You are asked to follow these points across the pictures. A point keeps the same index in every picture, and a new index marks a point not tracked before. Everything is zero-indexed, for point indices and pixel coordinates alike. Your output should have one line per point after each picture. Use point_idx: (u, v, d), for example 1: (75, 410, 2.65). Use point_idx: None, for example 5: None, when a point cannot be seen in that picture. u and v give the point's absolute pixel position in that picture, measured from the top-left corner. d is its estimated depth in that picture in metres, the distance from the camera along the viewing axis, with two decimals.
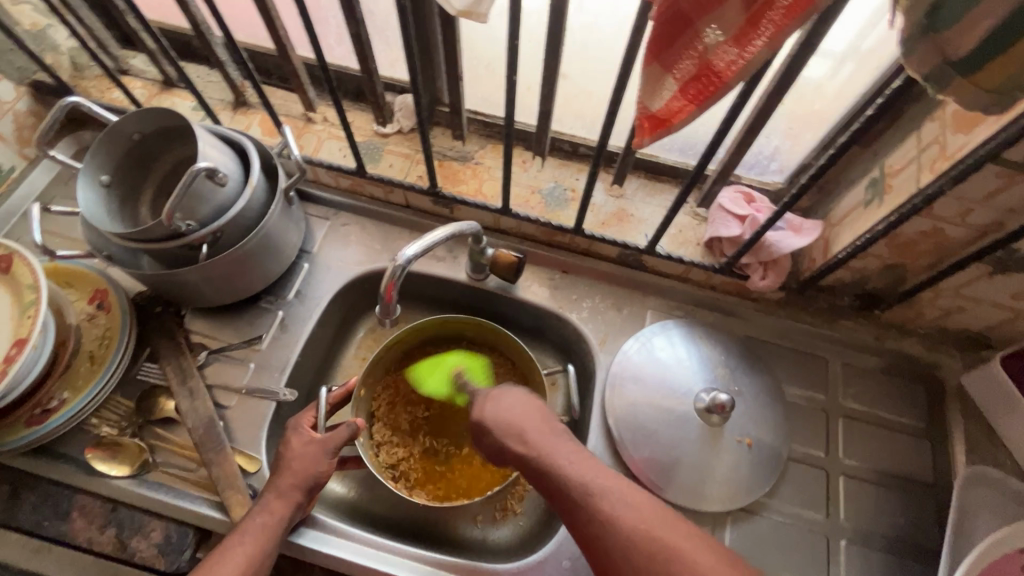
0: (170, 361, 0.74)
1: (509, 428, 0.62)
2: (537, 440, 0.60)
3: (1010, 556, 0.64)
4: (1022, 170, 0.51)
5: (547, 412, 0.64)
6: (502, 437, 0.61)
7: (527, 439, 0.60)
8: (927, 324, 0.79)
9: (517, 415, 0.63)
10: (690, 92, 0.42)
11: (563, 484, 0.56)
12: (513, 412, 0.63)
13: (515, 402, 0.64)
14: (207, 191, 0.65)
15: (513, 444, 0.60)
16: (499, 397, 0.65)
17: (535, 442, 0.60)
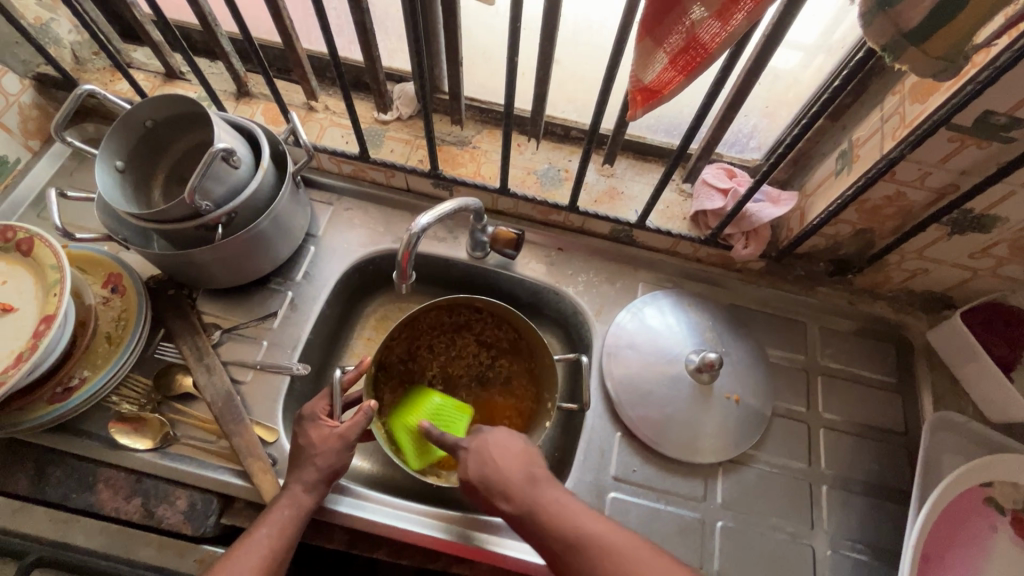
0: (186, 340, 0.77)
1: (487, 471, 0.62)
2: (519, 484, 0.61)
3: (972, 489, 0.71)
4: (972, 134, 0.57)
5: (528, 451, 0.65)
6: (483, 483, 0.62)
7: (512, 489, 0.61)
8: (896, 287, 0.86)
9: (497, 459, 0.63)
10: (679, 63, 0.47)
11: (549, 543, 0.58)
12: (500, 453, 0.64)
13: (496, 443, 0.65)
14: (223, 173, 0.68)
15: (496, 499, 0.61)
16: (482, 440, 0.65)
17: (517, 483, 0.61)
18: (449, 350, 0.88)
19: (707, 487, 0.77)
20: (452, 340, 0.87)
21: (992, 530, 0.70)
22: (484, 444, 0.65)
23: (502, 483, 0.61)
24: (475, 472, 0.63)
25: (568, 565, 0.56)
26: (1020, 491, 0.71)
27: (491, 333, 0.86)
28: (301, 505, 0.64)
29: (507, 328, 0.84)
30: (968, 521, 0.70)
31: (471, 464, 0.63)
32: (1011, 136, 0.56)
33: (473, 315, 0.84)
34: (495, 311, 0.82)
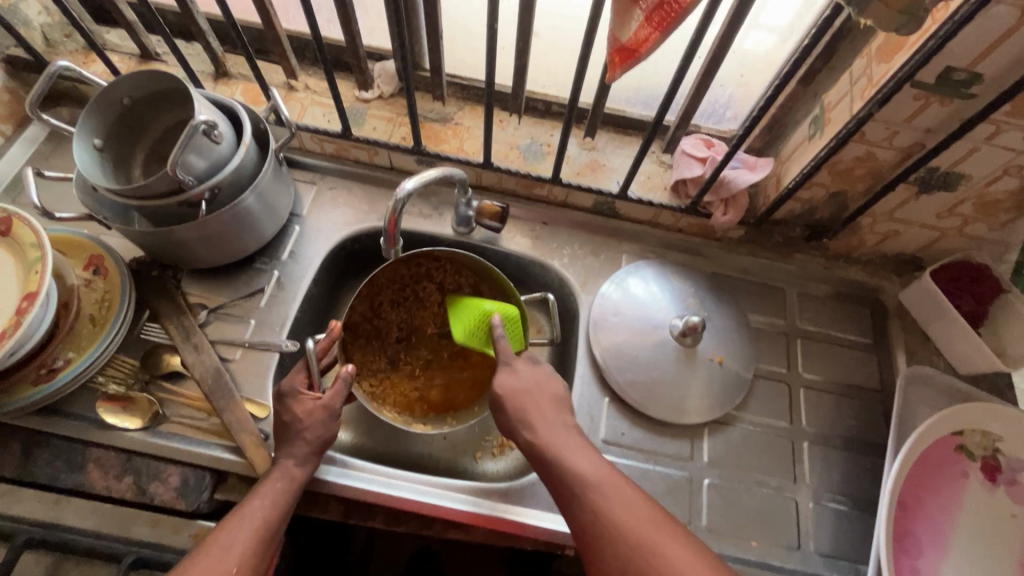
0: (171, 320, 0.76)
1: (513, 395, 0.67)
2: (535, 414, 0.65)
3: (945, 438, 0.74)
4: (934, 92, 0.60)
5: (558, 396, 0.68)
6: (512, 418, 0.66)
7: (535, 422, 0.65)
8: (870, 250, 0.89)
9: (526, 385, 0.67)
10: (654, 20, 0.48)
11: (562, 476, 0.60)
12: (533, 389, 0.68)
13: (532, 381, 0.68)
14: (205, 148, 0.68)
15: (520, 427, 0.65)
16: (519, 368, 0.69)
17: (534, 412, 0.66)
18: (410, 302, 0.90)
19: (693, 447, 0.79)
20: (411, 292, 0.90)
21: (964, 476, 0.73)
22: (514, 372, 0.68)
23: (528, 412, 0.65)
24: (504, 393, 0.67)
25: (576, 497, 0.59)
26: (989, 438, 0.74)
27: (451, 280, 0.89)
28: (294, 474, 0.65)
29: (467, 274, 0.87)
30: (942, 468, 0.73)
31: (504, 386, 0.67)
32: (971, 91, 0.59)
33: (431, 263, 0.87)
34: (453, 257, 0.85)
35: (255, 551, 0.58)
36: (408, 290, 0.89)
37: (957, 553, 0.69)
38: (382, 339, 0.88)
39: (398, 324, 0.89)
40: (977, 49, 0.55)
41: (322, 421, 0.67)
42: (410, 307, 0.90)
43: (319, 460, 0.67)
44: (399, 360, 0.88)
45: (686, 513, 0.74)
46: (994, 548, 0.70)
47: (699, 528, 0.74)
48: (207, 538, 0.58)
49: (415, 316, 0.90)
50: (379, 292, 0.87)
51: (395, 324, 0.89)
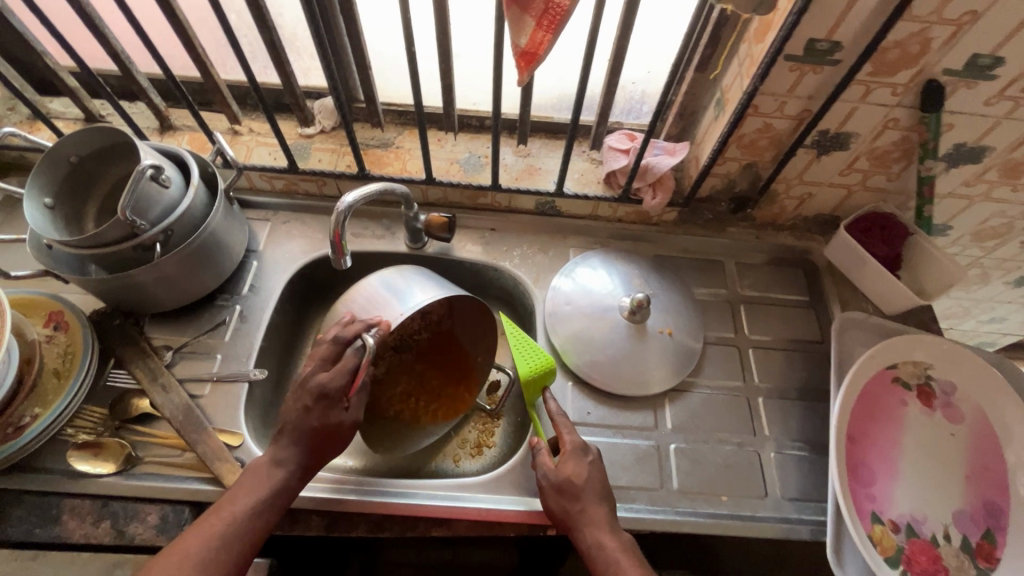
0: (137, 365, 0.78)
1: (584, 491, 0.69)
2: (604, 511, 0.68)
3: (881, 373, 0.80)
4: (806, 62, 0.68)
5: (605, 482, 0.72)
6: (559, 494, 0.69)
7: (582, 502, 0.68)
8: (792, 216, 0.96)
9: (594, 483, 0.70)
10: (545, 23, 0.55)
11: (591, 553, 0.65)
12: (585, 473, 0.70)
13: (589, 467, 0.71)
14: (154, 193, 0.71)
15: (563, 501, 0.69)
16: (591, 459, 0.72)
17: (601, 515, 0.68)
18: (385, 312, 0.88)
19: (657, 416, 0.83)
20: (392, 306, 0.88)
21: (903, 405, 0.79)
22: (576, 470, 0.70)
23: (578, 494, 0.68)
24: (572, 481, 0.69)
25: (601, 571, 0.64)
26: (920, 367, 0.81)
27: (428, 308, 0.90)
28: (295, 473, 0.66)
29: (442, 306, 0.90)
30: (881, 400, 0.79)
31: (576, 477, 0.69)
32: (835, 57, 0.67)
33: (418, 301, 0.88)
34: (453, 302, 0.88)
35: (217, 561, 0.59)
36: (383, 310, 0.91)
37: (906, 476, 0.74)
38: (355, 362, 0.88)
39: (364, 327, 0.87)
40: (830, 20, 0.63)
41: (350, 420, 0.68)
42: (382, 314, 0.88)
43: (323, 456, 0.68)
44: None
45: (657, 478, 0.78)
46: (939, 464, 0.75)
47: (671, 491, 0.77)
48: (180, 535, 0.61)
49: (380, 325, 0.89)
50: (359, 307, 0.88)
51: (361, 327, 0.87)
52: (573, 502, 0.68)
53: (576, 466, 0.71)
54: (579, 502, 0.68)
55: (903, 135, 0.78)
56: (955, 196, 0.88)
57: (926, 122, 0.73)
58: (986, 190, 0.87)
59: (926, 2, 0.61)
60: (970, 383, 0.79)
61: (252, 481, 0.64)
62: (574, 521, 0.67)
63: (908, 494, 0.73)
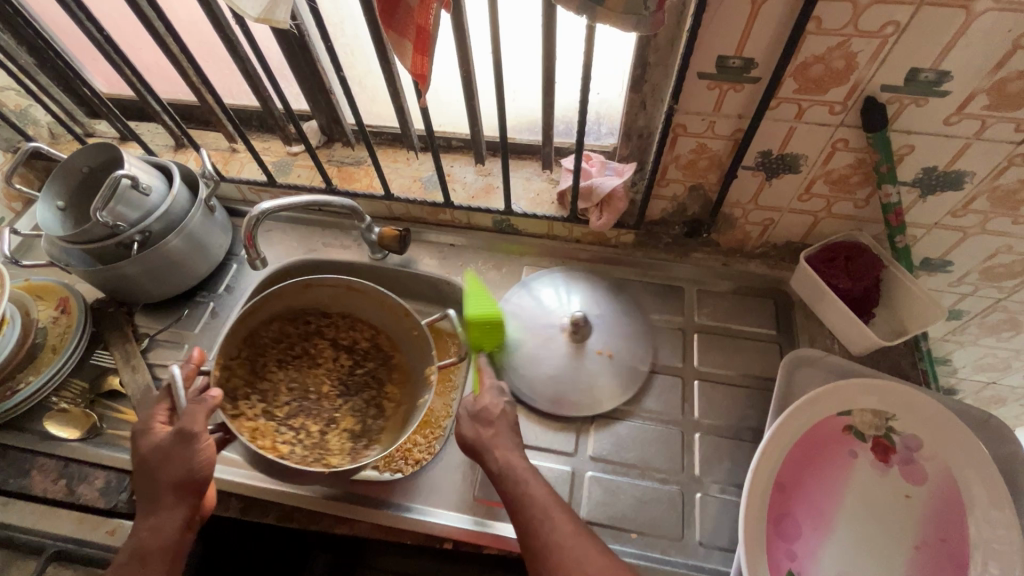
0: (117, 347, 0.89)
1: (498, 420, 0.70)
2: (515, 438, 0.69)
3: (829, 418, 0.72)
4: (723, 80, 0.65)
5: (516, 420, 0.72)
6: (472, 420, 0.70)
7: (496, 435, 0.69)
8: (759, 242, 0.90)
9: (502, 416, 0.71)
10: (419, 48, 0.58)
11: (511, 479, 0.65)
12: (493, 405, 0.72)
13: (498, 399, 0.73)
14: (134, 199, 0.83)
15: (480, 427, 0.70)
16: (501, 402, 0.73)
17: (513, 444, 0.69)
18: (300, 361, 0.89)
19: (577, 441, 0.81)
20: (302, 350, 0.90)
21: (852, 456, 0.71)
22: (486, 400, 0.72)
23: (492, 421, 0.70)
24: (485, 409, 0.71)
25: (514, 495, 0.64)
26: (880, 417, 0.72)
27: (345, 336, 0.92)
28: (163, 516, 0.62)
29: (361, 327, 0.92)
30: (825, 448, 0.71)
31: (492, 407, 0.71)
32: (753, 74, 0.64)
33: (295, 304, 0.89)
34: (372, 326, 0.91)
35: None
36: (299, 346, 0.90)
37: (839, 537, 0.66)
38: (273, 415, 0.82)
39: (287, 385, 0.86)
40: (733, 37, 0.60)
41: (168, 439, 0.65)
42: (302, 367, 0.88)
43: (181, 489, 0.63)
44: (294, 422, 0.82)
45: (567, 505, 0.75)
46: (884, 530, 0.66)
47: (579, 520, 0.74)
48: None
49: (308, 377, 0.88)
50: (263, 352, 0.87)
51: (283, 384, 0.86)
52: (485, 427, 0.69)
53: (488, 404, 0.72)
54: (491, 427, 0.70)
55: (857, 157, 0.71)
56: (944, 227, 0.78)
57: (874, 143, 0.67)
58: (980, 221, 0.76)
59: (837, 15, 0.56)
60: (937, 441, 0.70)
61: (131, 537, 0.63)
62: (485, 445, 0.68)
63: (839, 557, 0.66)
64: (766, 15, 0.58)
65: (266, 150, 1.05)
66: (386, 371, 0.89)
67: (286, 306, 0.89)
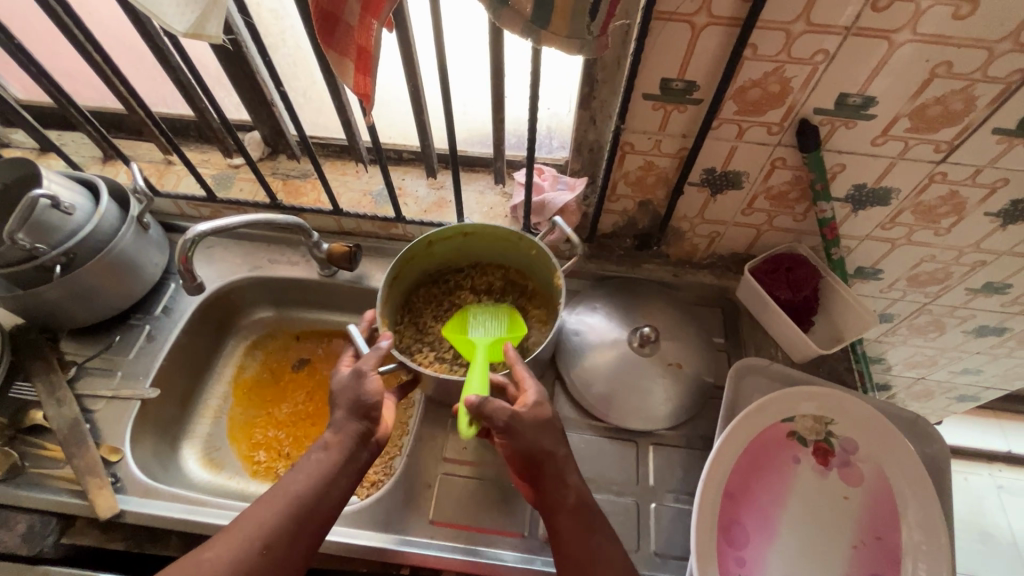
0: (40, 378, 0.83)
1: (541, 432, 0.65)
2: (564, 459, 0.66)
3: (773, 425, 0.75)
4: (668, 101, 0.66)
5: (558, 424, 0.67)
6: (514, 440, 0.64)
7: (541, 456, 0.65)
8: (706, 254, 0.93)
9: (545, 429, 0.65)
10: (362, 68, 0.56)
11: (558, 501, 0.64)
12: (530, 415, 0.65)
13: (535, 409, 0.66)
14: (54, 220, 0.77)
15: (523, 447, 0.64)
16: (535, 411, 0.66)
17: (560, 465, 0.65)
18: (452, 314, 0.87)
19: None
20: (451, 306, 0.88)
21: (795, 462, 0.74)
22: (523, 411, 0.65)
23: (535, 440, 0.65)
24: (523, 422, 0.64)
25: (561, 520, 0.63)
26: (820, 422, 0.75)
27: (481, 282, 0.89)
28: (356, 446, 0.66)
29: (492, 270, 0.90)
30: (771, 455, 0.74)
31: (529, 421, 0.65)
32: (696, 97, 0.65)
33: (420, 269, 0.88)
34: (501, 261, 0.89)
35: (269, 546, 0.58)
36: (447, 303, 0.88)
37: (784, 541, 0.69)
38: (444, 359, 0.82)
39: (449, 334, 0.86)
40: (676, 60, 0.61)
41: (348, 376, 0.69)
42: (454, 316, 0.87)
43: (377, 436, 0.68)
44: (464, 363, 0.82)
45: (525, 524, 0.76)
46: (826, 532, 0.70)
47: (538, 538, 0.74)
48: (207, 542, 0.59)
49: None
50: (420, 314, 0.87)
51: (446, 335, 0.85)
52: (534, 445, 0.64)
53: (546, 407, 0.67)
54: (536, 444, 0.65)
55: (795, 175, 0.74)
56: (874, 238, 0.83)
57: (809, 162, 0.70)
58: (905, 233, 0.81)
59: (771, 42, 0.58)
60: (872, 442, 0.73)
61: (299, 472, 0.63)
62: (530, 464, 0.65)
63: (786, 562, 0.68)
64: (706, 40, 0.59)
65: (205, 162, 1.00)
66: (527, 300, 0.87)
67: (426, 270, 0.89)
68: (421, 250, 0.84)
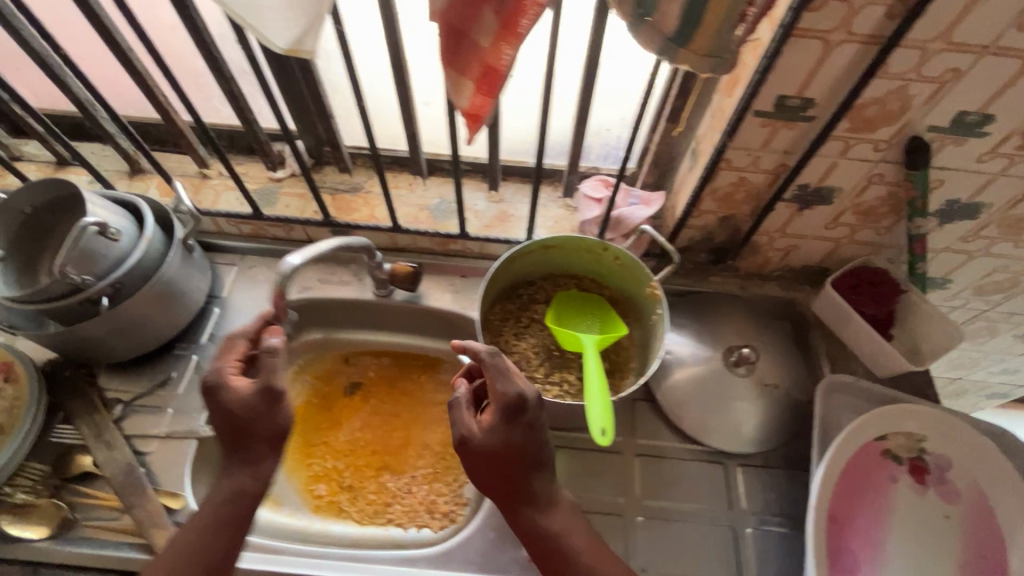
0: (83, 420, 0.76)
1: (508, 454, 0.60)
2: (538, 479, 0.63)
3: (869, 444, 0.74)
4: (779, 118, 0.64)
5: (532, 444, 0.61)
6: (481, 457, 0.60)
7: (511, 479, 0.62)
8: (777, 267, 0.91)
9: (519, 447, 0.61)
10: (483, 88, 0.52)
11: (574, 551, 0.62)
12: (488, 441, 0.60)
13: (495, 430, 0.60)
14: (101, 247, 0.70)
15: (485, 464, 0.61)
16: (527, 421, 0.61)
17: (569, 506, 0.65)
18: (531, 328, 0.88)
19: (625, 483, 0.78)
20: (528, 321, 0.88)
21: (892, 481, 0.73)
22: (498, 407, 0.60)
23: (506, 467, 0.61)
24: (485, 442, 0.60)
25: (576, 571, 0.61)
26: (914, 439, 0.74)
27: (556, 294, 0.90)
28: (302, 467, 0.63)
29: (566, 280, 0.90)
30: (868, 475, 0.73)
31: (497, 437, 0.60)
32: (809, 114, 0.63)
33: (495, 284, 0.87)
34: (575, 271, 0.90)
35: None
36: (524, 317, 0.88)
37: (890, 563, 0.69)
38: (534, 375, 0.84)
39: (533, 349, 0.86)
40: (799, 78, 0.59)
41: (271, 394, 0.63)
42: (534, 330, 0.87)
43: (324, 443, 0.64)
44: (555, 379, 0.83)
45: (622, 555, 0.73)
46: (930, 551, 0.69)
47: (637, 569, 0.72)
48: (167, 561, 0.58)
49: (546, 337, 0.87)
50: (500, 332, 0.87)
51: (531, 351, 0.86)
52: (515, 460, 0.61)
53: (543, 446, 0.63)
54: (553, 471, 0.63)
55: (890, 190, 0.73)
56: (953, 251, 0.82)
57: (914, 179, 0.68)
58: (985, 246, 0.81)
59: (903, 60, 0.56)
60: (966, 459, 0.73)
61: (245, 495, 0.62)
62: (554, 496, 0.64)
63: None
64: (835, 58, 0.56)
65: (245, 176, 0.93)
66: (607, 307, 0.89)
67: (501, 286, 0.88)
68: (500, 270, 0.84)
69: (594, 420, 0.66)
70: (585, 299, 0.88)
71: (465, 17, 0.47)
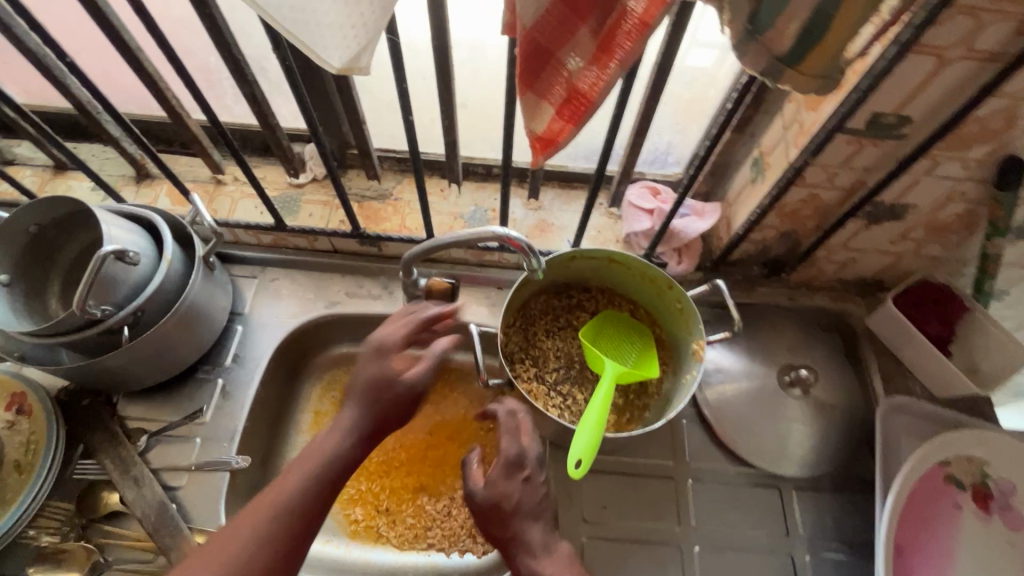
0: (107, 454, 0.71)
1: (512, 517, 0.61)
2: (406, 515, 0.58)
3: (932, 471, 0.72)
4: (867, 135, 0.58)
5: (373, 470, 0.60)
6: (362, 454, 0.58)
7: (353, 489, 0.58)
8: (830, 278, 0.87)
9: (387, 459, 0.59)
10: (566, 113, 0.45)
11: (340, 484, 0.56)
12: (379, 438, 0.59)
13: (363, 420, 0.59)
14: (119, 273, 0.64)
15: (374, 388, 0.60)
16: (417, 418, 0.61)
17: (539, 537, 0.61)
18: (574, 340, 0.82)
19: (679, 510, 0.76)
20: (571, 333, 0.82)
21: (956, 508, 0.71)
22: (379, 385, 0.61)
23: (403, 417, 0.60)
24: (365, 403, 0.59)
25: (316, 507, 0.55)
26: (976, 464, 0.72)
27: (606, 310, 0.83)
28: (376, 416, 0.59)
29: (617, 297, 0.83)
30: (932, 502, 0.71)
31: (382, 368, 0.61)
32: (902, 132, 0.58)
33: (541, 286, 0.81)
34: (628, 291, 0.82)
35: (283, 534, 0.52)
36: (565, 319, 0.82)
37: None
38: (544, 380, 0.79)
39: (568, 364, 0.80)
40: (899, 96, 0.54)
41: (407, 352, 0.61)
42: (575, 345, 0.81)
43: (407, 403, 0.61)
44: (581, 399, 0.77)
45: None
46: None
47: None
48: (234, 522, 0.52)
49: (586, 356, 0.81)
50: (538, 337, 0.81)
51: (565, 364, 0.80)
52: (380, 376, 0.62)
53: (508, 488, 0.62)
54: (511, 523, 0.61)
55: (968, 207, 0.68)
56: None
57: (1000, 199, 0.64)
58: None
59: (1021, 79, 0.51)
60: None
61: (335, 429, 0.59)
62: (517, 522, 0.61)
63: None
64: (945, 75, 0.51)
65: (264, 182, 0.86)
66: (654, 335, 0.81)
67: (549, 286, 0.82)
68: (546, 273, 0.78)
69: (573, 450, 0.62)
70: (628, 322, 0.80)
71: (555, 35, 0.40)
